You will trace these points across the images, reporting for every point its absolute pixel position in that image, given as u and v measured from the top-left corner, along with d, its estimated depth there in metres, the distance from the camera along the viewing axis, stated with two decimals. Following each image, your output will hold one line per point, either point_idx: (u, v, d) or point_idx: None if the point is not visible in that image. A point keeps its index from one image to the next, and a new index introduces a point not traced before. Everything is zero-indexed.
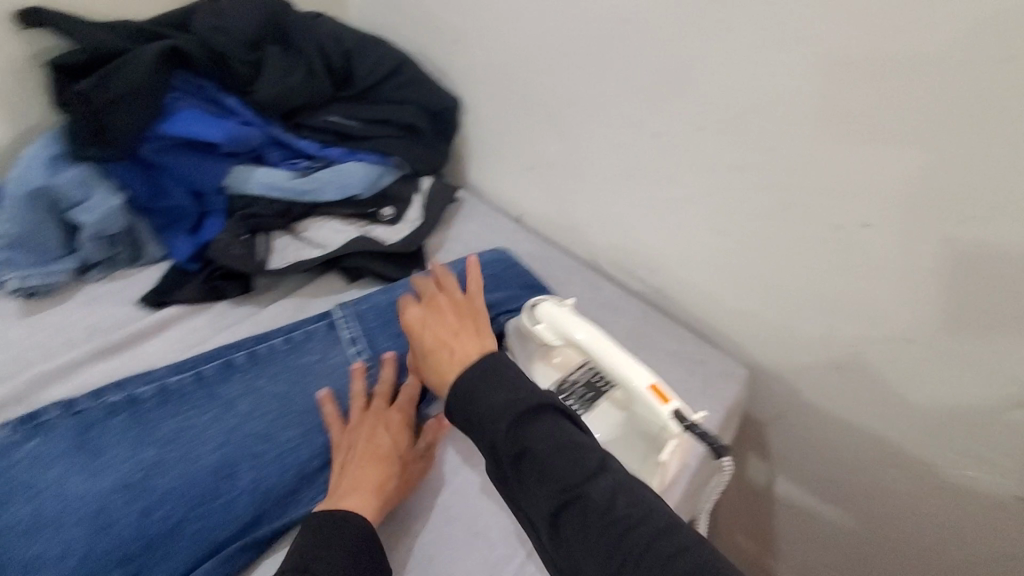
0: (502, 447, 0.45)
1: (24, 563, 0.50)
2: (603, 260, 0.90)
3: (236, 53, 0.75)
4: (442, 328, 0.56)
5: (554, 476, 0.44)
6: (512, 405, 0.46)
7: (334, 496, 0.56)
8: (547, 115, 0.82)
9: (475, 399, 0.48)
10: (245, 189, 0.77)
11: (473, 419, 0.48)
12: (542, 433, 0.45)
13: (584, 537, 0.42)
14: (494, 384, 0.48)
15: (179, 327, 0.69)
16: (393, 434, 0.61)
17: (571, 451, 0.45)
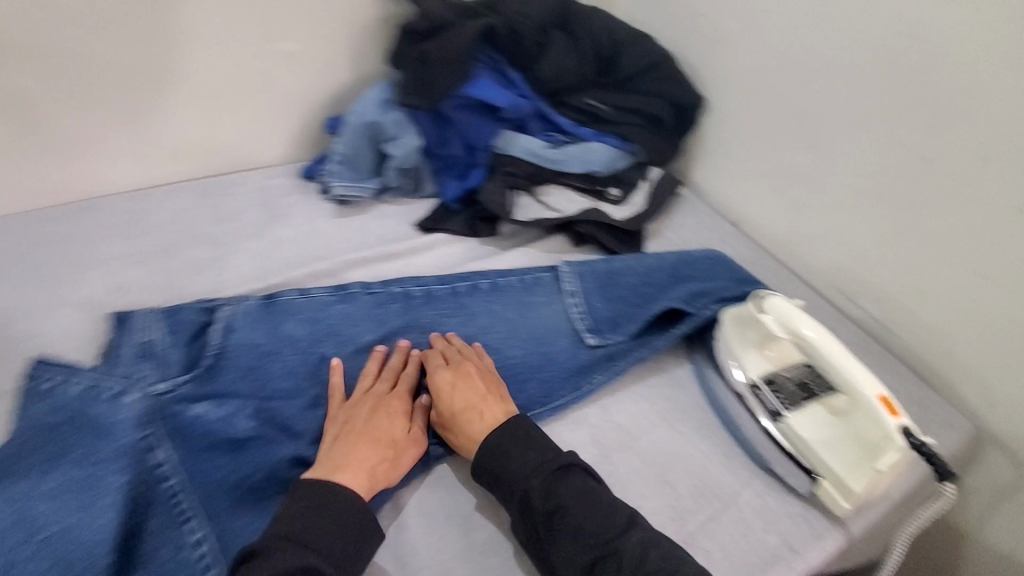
0: (536, 503, 0.55)
1: (327, 387, 0.66)
2: (819, 279, 0.91)
3: (532, 35, 0.88)
4: (470, 392, 0.63)
5: (585, 530, 0.53)
6: (539, 467, 0.57)
7: (327, 467, 0.58)
8: (804, 127, 0.86)
9: (504, 464, 0.58)
10: (509, 151, 0.90)
11: (502, 479, 0.58)
12: (569, 492, 0.55)
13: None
14: (522, 445, 0.59)
15: (441, 251, 0.84)
16: (388, 419, 0.63)
17: (597, 508, 0.54)
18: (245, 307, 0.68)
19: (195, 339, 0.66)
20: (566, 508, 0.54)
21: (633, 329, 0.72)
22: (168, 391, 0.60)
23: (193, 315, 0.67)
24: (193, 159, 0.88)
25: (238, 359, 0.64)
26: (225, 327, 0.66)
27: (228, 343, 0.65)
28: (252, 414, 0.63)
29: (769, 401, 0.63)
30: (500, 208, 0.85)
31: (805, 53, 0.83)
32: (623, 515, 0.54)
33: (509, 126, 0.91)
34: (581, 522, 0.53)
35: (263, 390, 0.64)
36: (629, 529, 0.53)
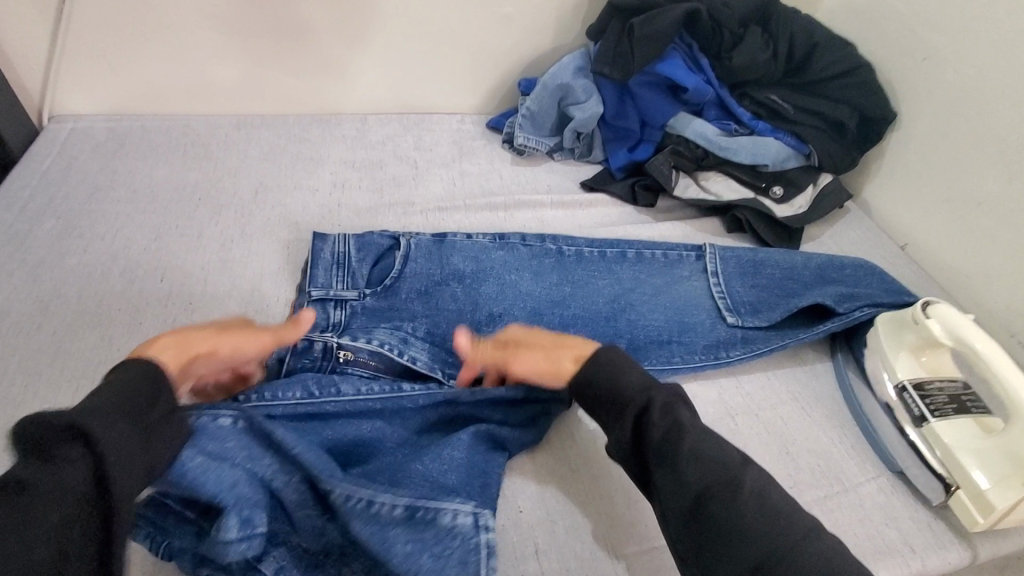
0: (653, 424, 0.52)
1: (489, 311, 0.72)
2: (988, 319, 0.85)
3: (731, 26, 0.91)
4: (547, 333, 0.63)
5: (707, 457, 0.50)
6: (656, 391, 0.54)
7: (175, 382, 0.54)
8: (1003, 154, 0.81)
9: (619, 380, 0.56)
10: (681, 131, 0.95)
11: (615, 397, 0.55)
12: (685, 417, 0.53)
13: (728, 516, 0.47)
14: (628, 369, 0.57)
15: (601, 209, 0.91)
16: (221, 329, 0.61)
17: (712, 439, 0.52)
18: (421, 240, 0.77)
19: (377, 261, 0.75)
20: (686, 438, 0.51)
21: (775, 316, 0.72)
22: (356, 300, 0.70)
23: (378, 239, 0.76)
24: (407, 96, 1.03)
25: (413, 283, 0.73)
26: (405, 254, 0.74)
27: (406, 268, 0.74)
28: (424, 336, 0.69)
29: (913, 406, 0.62)
30: (665, 178, 0.91)
31: None
32: (738, 451, 0.51)
33: (687, 109, 0.96)
34: (701, 450, 0.50)
35: (431, 310, 0.71)
36: (744, 466, 0.50)
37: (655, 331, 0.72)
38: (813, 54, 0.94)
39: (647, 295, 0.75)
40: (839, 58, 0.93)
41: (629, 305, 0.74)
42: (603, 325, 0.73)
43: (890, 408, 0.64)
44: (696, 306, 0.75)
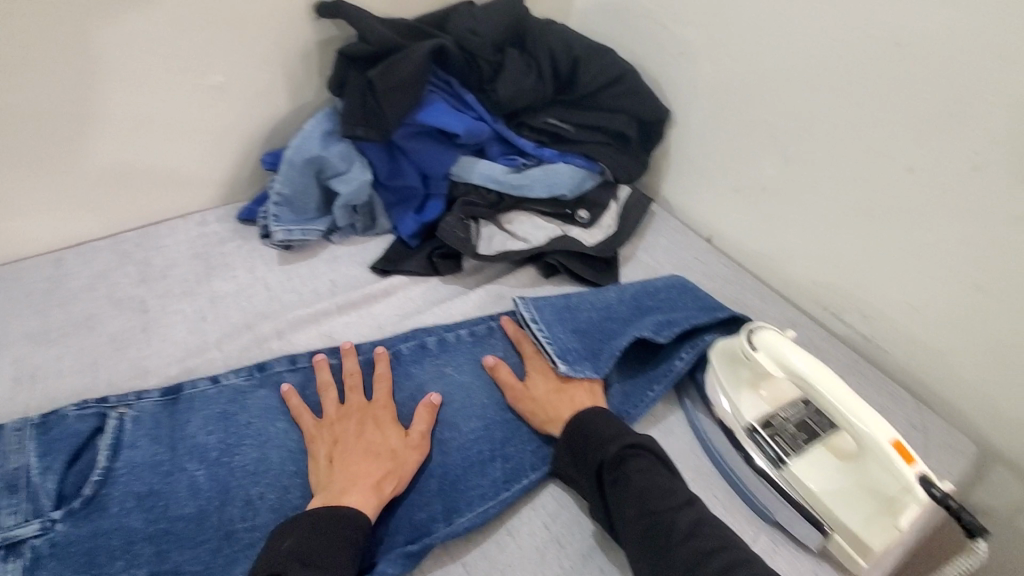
0: (607, 473, 0.55)
1: (246, 501, 0.54)
2: (803, 299, 0.84)
3: (484, 54, 0.82)
4: (565, 373, 0.66)
5: (647, 499, 0.52)
6: (618, 438, 0.57)
7: (331, 492, 0.53)
8: (771, 136, 0.81)
9: (587, 431, 0.58)
10: (468, 179, 0.84)
11: (583, 448, 0.58)
12: (640, 466, 0.55)
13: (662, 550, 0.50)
14: (605, 418, 0.59)
15: (402, 295, 0.77)
16: (389, 429, 0.59)
17: (664, 485, 0.53)
18: (143, 409, 0.57)
19: (75, 461, 0.53)
20: (637, 485, 0.53)
21: (607, 364, 0.66)
22: (40, 536, 0.49)
23: (75, 426, 0.55)
24: (115, 209, 0.78)
25: (128, 485, 0.52)
26: (115, 441, 0.55)
27: (118, 462, 0.54)
28: None
29: (767, 448, 0.58)
30: (463, 243, 0.79)
31: (774, 58, 0.77)
32: (686, 494, 0.53)
33: (467, 152, 0.85)
34: (643, 495, 0.52)
35: (157, 522, 0.51)
36: (690, 508, 0.52)
37: (488, 443, 0.62)
38: (577, 67, 0.87)
39: (456, 402, 0.64)
40: (604, 65, 0.87)
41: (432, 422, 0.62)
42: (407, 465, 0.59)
43: (743, 450, 0.59)
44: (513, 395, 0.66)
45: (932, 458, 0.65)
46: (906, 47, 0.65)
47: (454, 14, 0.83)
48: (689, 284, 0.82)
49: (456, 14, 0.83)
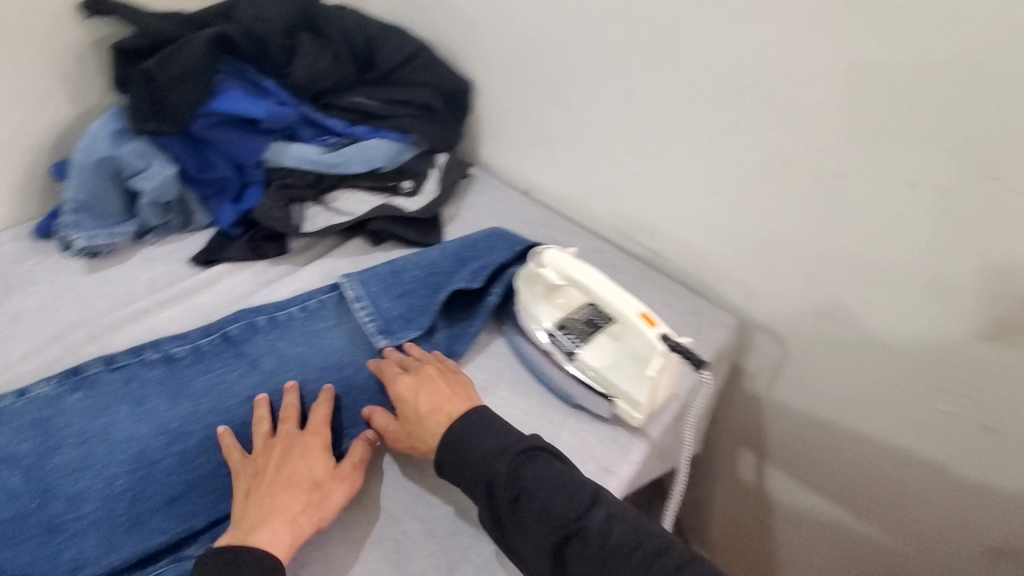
0: (501, 491, 0.54)
1: (70, 496, 0.54)
2: (605, 229, 0.97)
3: (274, 39, 0.84)
4: (434, 391, 0.64)
5: (552, 514, 0.53)
6: (504, 454, 0.56)
7: (241, 529, 0.53)
8: (551, 92, 0.92)
9: (469, 449, 0.57)
10: (282, 163, 0.86)
11: (468, 469, 0.57)
12: (534, 476, 0.55)
13: (587, 560, 0.50)
14: (485, 431, 0.58)
15: (229, 281, 0.78)
16: (315, 459, 0.59)
17: (563, 488, 0.54)
18: None
19: None
20: (539, 500, 0.54)
21: (425, 321, 0.72)
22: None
23: None
24: None
25: None
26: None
27: None
28: None
29: (563, 344, 0.68)
30: (281, 223, 0.81)
31: (539, 22, 0.87)
32: (587, 491, 0.54)
33: (278, 137, 0.87)
34: (545, 509, 0.53)
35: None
36: (595, 506, 0.54)
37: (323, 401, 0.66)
38: (373, 46, 0.93)
39: (290, 368, 0.67)
40: (397, 43, 0.94)
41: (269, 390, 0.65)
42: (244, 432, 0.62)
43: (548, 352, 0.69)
44: (350, 354, 0.70)
45: (702, 335, 0.80)
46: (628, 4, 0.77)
47: (237, 3, 0.84)
48: (508, 232, 0.91)
49: (239, 3, 0.85)
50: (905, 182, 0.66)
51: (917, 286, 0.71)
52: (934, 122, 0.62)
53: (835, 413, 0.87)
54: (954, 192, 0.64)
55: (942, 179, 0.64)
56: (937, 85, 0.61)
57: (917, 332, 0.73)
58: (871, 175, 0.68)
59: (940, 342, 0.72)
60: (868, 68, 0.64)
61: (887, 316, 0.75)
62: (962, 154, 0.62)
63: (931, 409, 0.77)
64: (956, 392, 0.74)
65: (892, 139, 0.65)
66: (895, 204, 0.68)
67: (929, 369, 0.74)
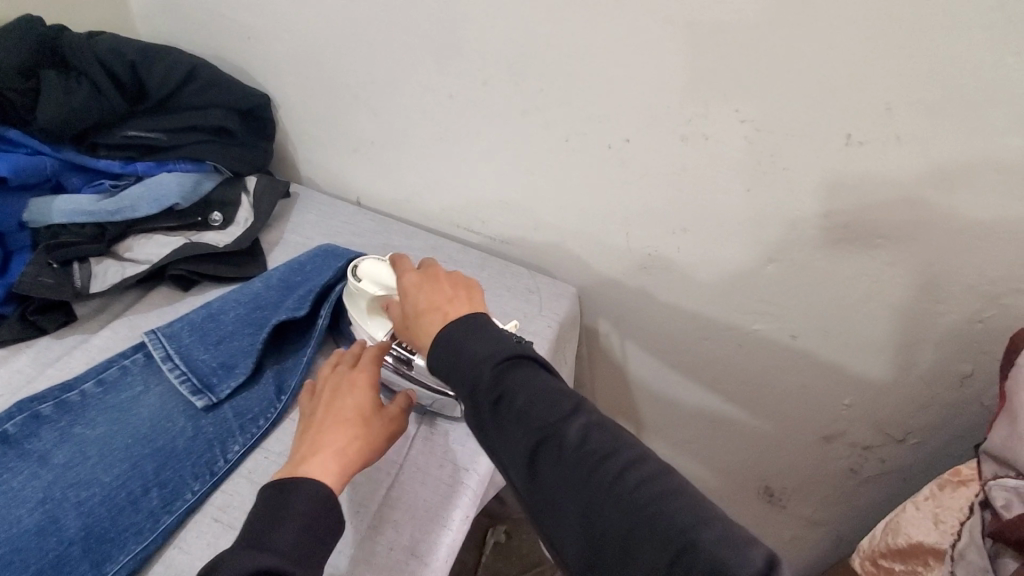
0: (480, 392, 0.47)
1: None
2: (444, 225, 0.96)
3: (8, 84, 0.74)
4: (437, 292, 0.57)
5: (532, 415, 0.46)
6: (490, 356, 0.49)
7: (294, 461, 0.54)
8: (353, 95, 0.88)
9: (455, 352, 0.50)
10: (49, 220, 0.75)
11: (454, 374, 0.49)
12: (519, 381, 0.48)
13: (558, 468, 0.45)
14: (476, 334, 0.50)
15: (3, 372, 0.66)
16: (362, 394, 0.59)
17: (545, 394, 0.47)
18: None
19: None
20: (521, 405, 0.46)
21: (249, 363, 0.67)
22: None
23: None
24: None
25: None
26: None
27: None
28: None
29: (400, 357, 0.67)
30: (56, 289, 0.70)
31: (321, 25, 0.83)
32: (573, 400, 0.47)
33: (39, 191, 0.76)
34: (525, 411, 0.46)
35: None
36: (578, 413, 0.47)
37: (134, 479, 0.58)
38: (139, 73, 0.83)
39: (93, 453, 0.58)
40: (167, 64, 0.84)
41: (66, 485, 0.56)
42: (39, 542, 0.52)
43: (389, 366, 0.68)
44: (167, 422, 0.62)
45: (546, 309, 0.82)
46: None
47: None
48: (339, 248, 0.87)
49: None
50: (679, 134, 0.72)
51: (714, 225, 0.78)
52: (691, 77, 0.68)
53: (679, 350, 0.95)
54: (721, 136, 0.71)
55: (709, 126, 0.71)
56: (685, 45, 0.66)
57: (727, 264, 0.81)
58: (654, 133, 0.73)
59: (744, 269, 0.81)
60: (627, 35, 0.68)
61: (699, 256, 0.82)
62: (718, 103, 0.69)
63: (751, 328, 0.86)
64: (764, 310, 0.83)
65: (662, 97, 0.71)
66: (680, 155, 0.74)
67: (742, 295, 0.83)
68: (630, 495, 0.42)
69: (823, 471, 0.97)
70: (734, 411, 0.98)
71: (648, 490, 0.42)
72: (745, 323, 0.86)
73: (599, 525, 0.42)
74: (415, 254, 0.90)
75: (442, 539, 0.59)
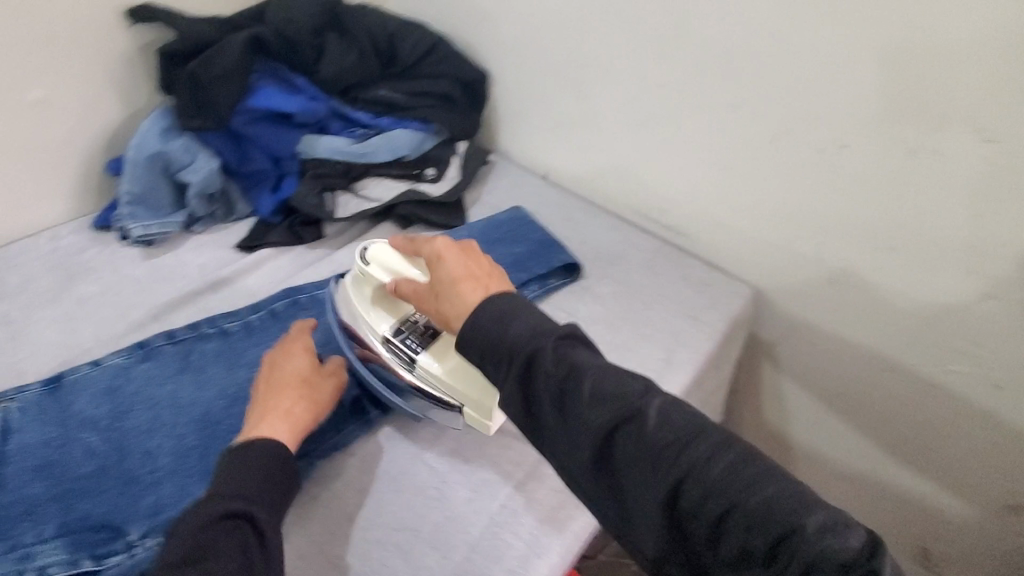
0: (549, 372, 0.46)
1: (145, 451, 0.59)
2: (623, 209, 1.01)
3: (304, 40, 0.90)
4: (464, 264, 0.55)
5: (606, 397, 0.45)
6: (544, 336, 0.48)
7: (247, 427, 0.56)
8: (566, 78, 0.96)
9: (507, 328, 0.49)
10: (315, 154, 0.91)
11: (488, 349, 0.49)
12: (583, 360, 0.47)
13: (632, 452, 0.44)
14: (523, 313, 0.49)
15: (270, 265, 0.84)
16: (298, 359, 0.62)
17: (614, 377, 0.46)
18: (26, 399, 0.61)
19: None
20: (590, 388, 0.45)
21: None
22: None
23: None
24: None
25: (23, 459, 0.56)
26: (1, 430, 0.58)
27: (10, 445, 0.57)
28: (55, 532, 0.52)
29: (400, 354, 0.61)
30: (317, 209, 0.87)
31: (552, 12, 0.92)
32: (641, 380, 0.47)
33: (310, 130, 0.93)
34: (597, 391, 0.45)
35: (58, 485, 0.55)
36: (650, 395, 0.46)
37: None
38: (395, 43, 0.98)
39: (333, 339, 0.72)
40: (417, 38, 0.98)
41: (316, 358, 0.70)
42: None
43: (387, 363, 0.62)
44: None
45: (719, 304, 0.83)
46: None
47: (267, 6, 0.90)
48: (529, 215, 0.96)
49: (269, 5, 0.90)
50: (905, 146, 0.70)
51: (923, 247, 0.74)
52: (935, 88, 0.66)
53: (851, 375, 0.90)
54: (957, 153, 0.67)
55: (944, 142, 0.68)
56: (935, 56, 0.65)
57: (931, 291, 0.76)
58: (878, 142, 0.72)
59: (951, 299, 0.75)
60: (868, 40, 0.68)
61: (898, 275, 0.78)
62: (960, 118, 0.66)
63: (943, 364, 0.80)
64: (964, 347, 0.77)
65: (896, 106, 0.69)
66: (903, 168, 0.71)
67: (940, 326, 0.78)
68: (717, 476, 0.42)
69: (998, 542, 0.87)
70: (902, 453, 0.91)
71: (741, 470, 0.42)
72: (937, 357, 0.80)
73: (685, 505, 0.42)
74: (595, 230, 0.96)
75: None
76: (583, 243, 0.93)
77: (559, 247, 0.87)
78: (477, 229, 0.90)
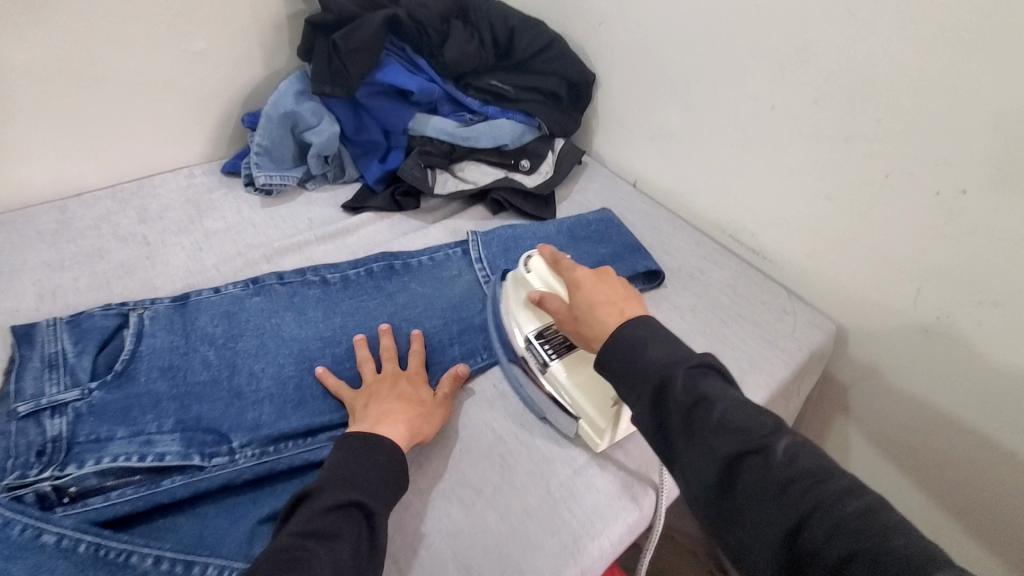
0: (677, 396, 0.49)
1: (251, 373, 0.65)
2: (712, 225, 1.01)
3: (433, 24, 0.96)
4: (607, 291, 0.60)
5: (730, 424, 0.47)
6: (680, 363, 0.51)
7: (368, 422, 0.60)
8: (675, 90, 0.97)
9: (639, 353, 0.53)
10: (423, 131, 0.97)
11: (634, 372, 0.52)
12: (713, 389, 0.49)
13: (758, 484, 0.44)
14: (657, 340, 0.53)
15: (371, 228, 0.90)
16: (419, 385, 0.66)
17: (739, 403, 0.48)
18: (158, 310, 0.69)
19: (103, 347, 0.65)
20: (723, 416, 0.47)
21: None
22: (80, 400, 0.59)
23: (101, 322, 0.66)
24: (108, 163, 0.89)
25: (151, 361, 0.64)
26: (137, 331, 0.66)
27: (141, 346, 0.65)
28: (172, 426, 0.60)
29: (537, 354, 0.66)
30: (420, 182, 0.93)
31: (673, 23, 0.93)
32: (774, 420, 0.48)
33: (422, 109, 0.99)
34: (723, 417, 0.47)
35: (178, 387, 0.63)
36: (780, 432, 0.47)
37: (443, 330, 0.75)
38: (514, 37, 1.02)
39: (419, 303, 0.77)
40: (536, 35, 1.02)
41: (404, 318, 0.75)
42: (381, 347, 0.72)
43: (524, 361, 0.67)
44: (470, 301, 0.79)
45: (800, 333, 0.83)
46: (760, 8, 0.82)
47: None
48: (616, 218, 0.98)
49: None
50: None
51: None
52: None
53: (927, 429, 0.87)
54: None
55: None
56: None
57: None
58: (999, 196, 0.69)
59: None
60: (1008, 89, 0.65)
61: (997, 336, 0.75)
62: None
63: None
64: None
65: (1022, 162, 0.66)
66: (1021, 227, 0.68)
67: None
68: (844, 522, 0.40)
69: None
70: (961, 522, 0.88)
71: (868, 519, 0.40)
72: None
73: (809, 537, 0.41)
74: (680, 242, 0.97)
75: (655, 499, 0.63)
76: (665, 253, 0.95)
77: (644, 254, 0.89)
78: (567, 224, 0.94)
